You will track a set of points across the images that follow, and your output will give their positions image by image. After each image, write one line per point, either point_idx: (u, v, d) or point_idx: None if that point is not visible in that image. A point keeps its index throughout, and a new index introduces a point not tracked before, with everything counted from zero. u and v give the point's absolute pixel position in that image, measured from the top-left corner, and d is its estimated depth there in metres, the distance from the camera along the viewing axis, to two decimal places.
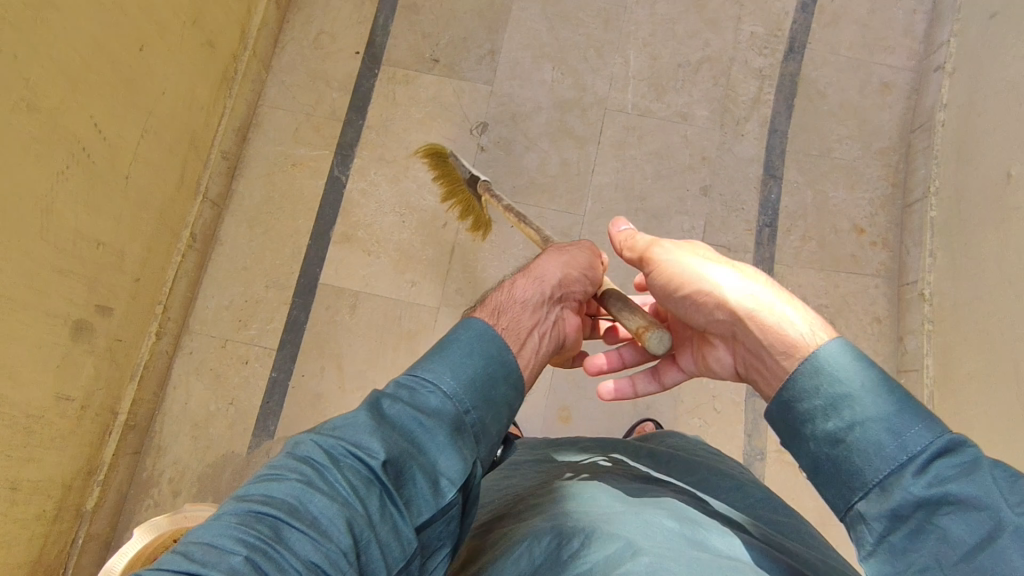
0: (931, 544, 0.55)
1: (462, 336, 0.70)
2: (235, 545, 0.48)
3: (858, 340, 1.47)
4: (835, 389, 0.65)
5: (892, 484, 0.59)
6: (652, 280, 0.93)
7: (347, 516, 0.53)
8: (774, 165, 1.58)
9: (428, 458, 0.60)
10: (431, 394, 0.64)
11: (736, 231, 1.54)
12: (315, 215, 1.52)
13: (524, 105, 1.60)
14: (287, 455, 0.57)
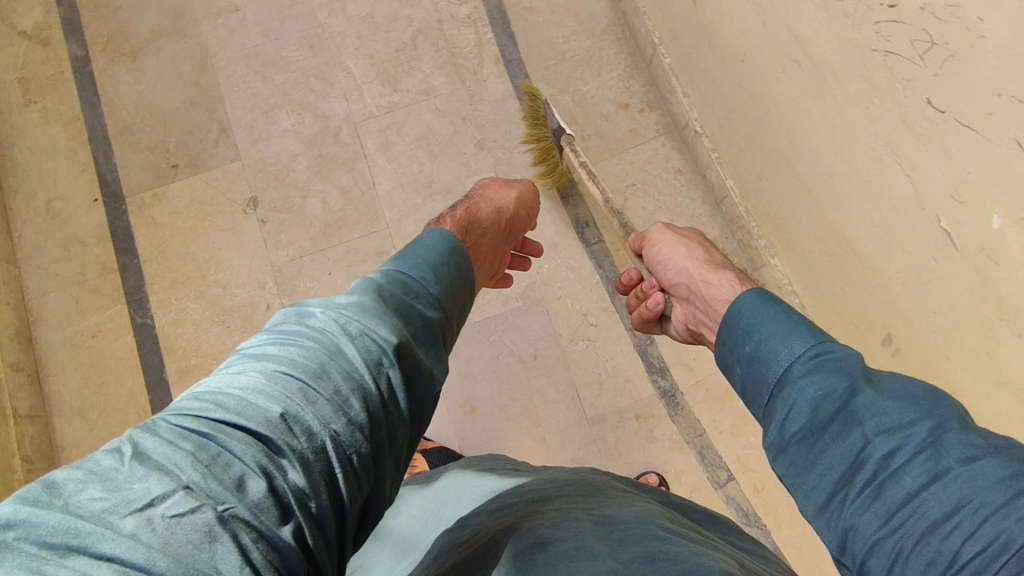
0: (816, 433, 0.68)
1: (434, 256, 0.85)
2: (264, 410, 0.58)
3: (673, 198, 1.56)
4: (746, 332, 0.81)
5: (785, 379, 0.73)
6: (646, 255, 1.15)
7: (358, 381, 0.64)
8: (526, 91, 1.63)
9: (419, 356, 0.73)
10: (411, 299, 0.78)
11: (525, 165, 1.58)
12: (141, 370, 1.45)
13: (280, 160, 1.57)
14: (291, 330, 0.67)
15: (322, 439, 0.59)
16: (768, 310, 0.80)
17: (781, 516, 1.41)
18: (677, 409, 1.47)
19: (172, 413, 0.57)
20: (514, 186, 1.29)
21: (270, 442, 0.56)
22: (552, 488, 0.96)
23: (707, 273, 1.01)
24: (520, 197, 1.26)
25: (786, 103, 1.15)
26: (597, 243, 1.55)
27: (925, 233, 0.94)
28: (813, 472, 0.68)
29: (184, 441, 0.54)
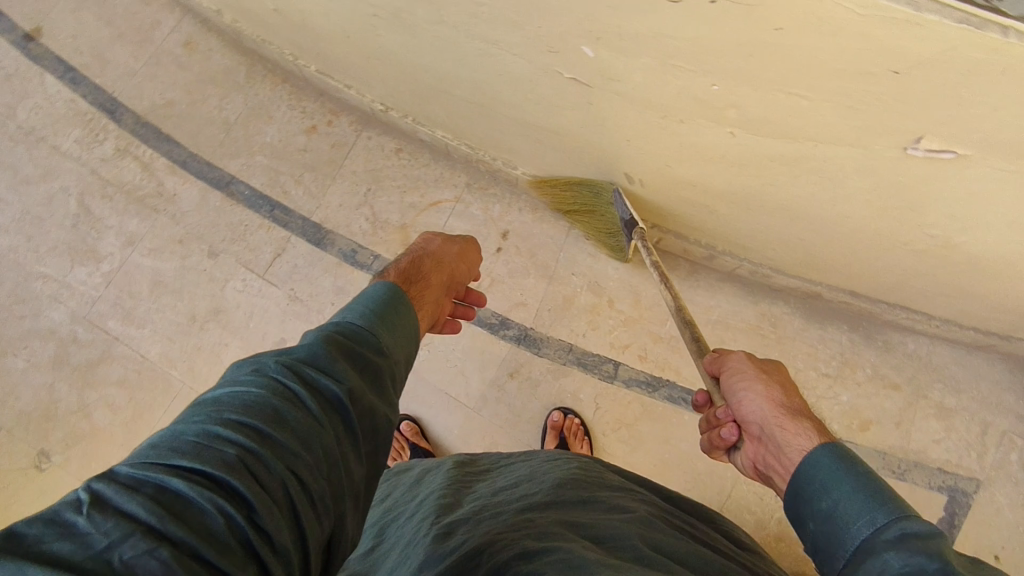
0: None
1: (383, 287, 0.81)
2: (220, 450, 0.51)
3: (408, 177, 1.55)
4: (816, 489, 0.66)
5: (866, 544, 0.59)
6: (745, 399, 0.80)
7: (316, 430, 0.58)
8: (218, 177, 1.55)
9: (375, 397, 0.68)
10: (366, 336, 0.73)
11: (264, 240, 1.52)
12: None
13: (35, 401, 1.42)
14: (245, 375, 0.61)
15: (282, 477, 0.53)
16: (842, 468, 0.64)
17: (674, 363, 1.47)
18: (538, 343, 1.48)
19: (134, 460, 0.49)
20: (456, 240, 1.12)
21: (228, 483, 0.50)
22: (540, 493, 0.87)
23: (783, 418, 0.75)
24: (463, 265, 1.09)
25: (402, 53, 1.14)
26: (376, 258, 1.50)
27: (564, 90, 0.96)
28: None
29: (143, 488, 0.47)
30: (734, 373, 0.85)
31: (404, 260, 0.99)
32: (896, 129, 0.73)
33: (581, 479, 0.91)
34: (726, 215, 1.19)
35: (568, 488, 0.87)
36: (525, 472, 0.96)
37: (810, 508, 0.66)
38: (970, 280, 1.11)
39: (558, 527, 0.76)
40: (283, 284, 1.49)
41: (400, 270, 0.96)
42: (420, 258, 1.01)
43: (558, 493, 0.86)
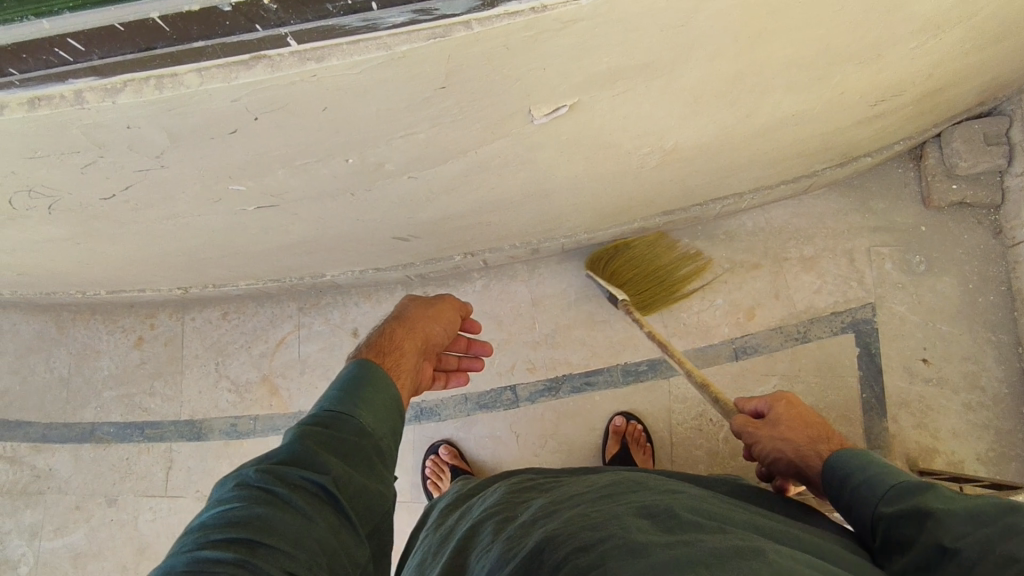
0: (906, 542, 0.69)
1: (354, 372, 0.89)
2: (213, 570, 0.57)
3: (247, 331, 1.56)
4: (839, 487, 0.81)
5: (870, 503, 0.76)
6: (784, 452, 0.92)
7: (307, 525, 0.66)
8: (81, 431, 1.56)
9: (361, 481, 0.75)
10: (343, 425, 0.80)
11: (151, 463, 1.52)
12: None
13: None
14: (229, 489, 0.68)
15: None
16: (847, 463, 0.82)
17: (561, 357, 1.48)
18: (437, 410, 1.51)
19: None
20: (432, 299, 1.19)
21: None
22: (591, 489, 0.85)
23: (797, 454, 0.90)
24: (445, 315, 1.17)
25: (139, 255, 1.15)
26: (257, 421, 1.52)
27: (266, 218, 0.99)
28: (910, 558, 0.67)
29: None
30: (755, 431, 0.95)
31: (375, 334, 1.05)
32: (507, 115, 0.77)
33: (635, 476, 0.89)
34: (498, 219, 1.22)
35: (621, 483, 0.85)
36: (585, 479, 0.94)
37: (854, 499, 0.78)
38: (728, 158, 1.14)
39: (612, 510, 0.73)
40: (189, 492, 1.50)
41: (376, 342, 1.03)
42: (392, 326, 1.08)
43: (610, 488, 0.84)
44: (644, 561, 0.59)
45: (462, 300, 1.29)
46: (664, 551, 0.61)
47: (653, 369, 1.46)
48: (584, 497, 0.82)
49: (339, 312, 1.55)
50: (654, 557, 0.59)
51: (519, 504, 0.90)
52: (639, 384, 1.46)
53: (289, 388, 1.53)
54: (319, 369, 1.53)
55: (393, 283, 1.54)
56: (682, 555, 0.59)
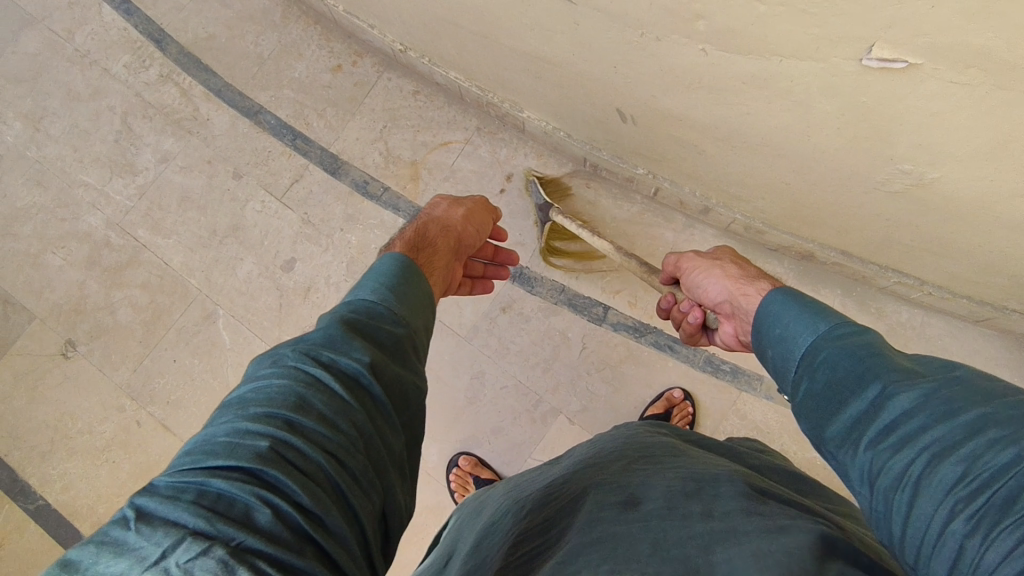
0: (827, 390, 0.70)
1: (387, 268, 0.86)
2: (253, 445, 0.57)
3: (424, 117, 1.62)
4: (774, 320, 0.82)
5: (808, 350, 0.75)
6: (713, 285, 1.02)
7: (342, 409, 0.64)
8: (247, 106, 1.65)
9: (398, 371, 0.73)
10: (380, 317, 0.78)
11: (284, 167, 1.62)
12: (62, 544, 1.46)
13: (71, 295, 1.57)
14: (266, 368, 0.68)
15: (320, 462, 0.59)
16: (790, 303, 0.82)
17: (662, 312, 1.50)
18: (532, 282, 1.53)
19: (181, 465, 0.56)
20: (465, 202, 1.23)
21: (268, 476, 0.55)
22: (624, 450, 0.88)
23: (745, 288, 0.96)
24: (475, 217, 1.21)
25: None
26: (386, 192, 1.59)
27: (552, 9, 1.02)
28: (833, 417, 0.68)
29: (183, 493, 0.52)
30: (694, 264, 1.07)
31: (407, 231, 1.07)
32: (849, 37, 0.77)
33: (670, 446, 0.89)
34: (712, 155, 1.22)
35: (663, 451, 0.86)
36: (611, 438, 0.97)
37: (779, 339, 0.80)
38: (956, 232, 1.10)
39: (649, 477, 0.75)
40: (298, 209, 1.59)
41: (410, 237, 1.05)
42: (427, 225, 1.11)
43: (643, 452, 0.87)
44: (688, 530, 0.61)
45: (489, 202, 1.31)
46: (702, 523, 0.61)
47: (734, 375, 1.46)
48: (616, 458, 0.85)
49: (508, 152, 1.59)
50: (695, 524, 0.61)
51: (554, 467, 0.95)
52: (712, 378, 1.46)
53: (428, 185, 1.59)
54: (461, 185, 1.58)
55: (568, 159, 1.57)
56: (731, 528, 0.60)
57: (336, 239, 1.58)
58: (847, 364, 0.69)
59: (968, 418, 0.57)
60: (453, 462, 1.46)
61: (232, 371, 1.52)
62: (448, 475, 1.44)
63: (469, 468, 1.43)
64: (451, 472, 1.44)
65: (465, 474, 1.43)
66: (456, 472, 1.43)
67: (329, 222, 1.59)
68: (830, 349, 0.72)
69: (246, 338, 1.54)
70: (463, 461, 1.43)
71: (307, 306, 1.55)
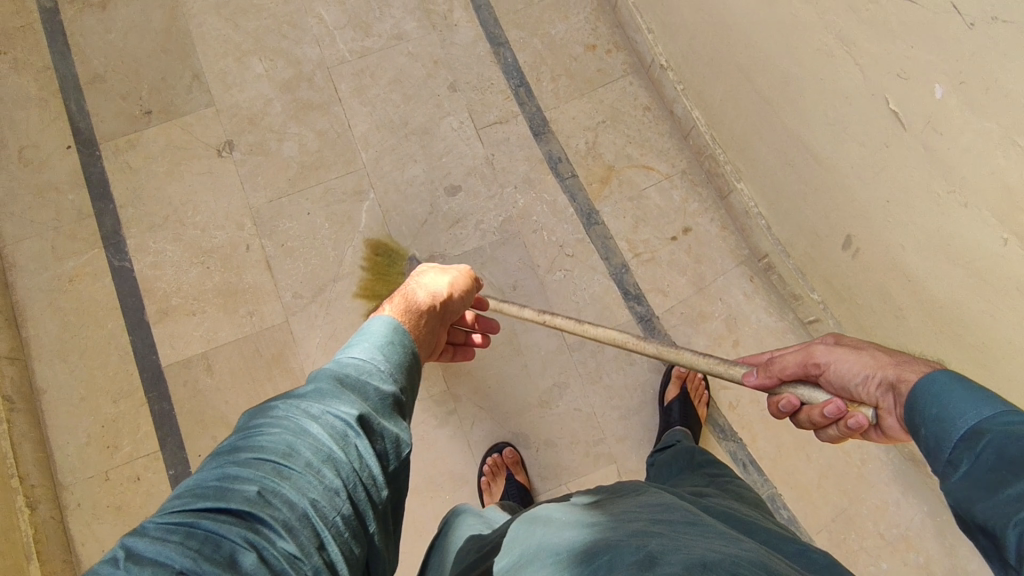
0: (992, 476, 0.54)
1: (387, 322, 0.80)
2: (241, 490, 0.54)
3: (642, 133, 1.59)
4: (934, 399, 0.65)
5: (975, 430, 0.59)
6: (841, 377, 0.78)
7: (330, 457, 0.60)
8: (495, 34, 1.64)
9: (388, 423, 0.69)
10: (376, 369, 0.73)
11: (497, 104, 1.60)
12: (121, 312, 1.44)
13: (255, 105, 1.57)
14: (255, 418, 0.64)
15: (304, 510, 0.56)
16: (955, 379, 0.64)
17: (755, 430, 1.46)
18: (655, 332, 1.50)
19: (171, 508, 0.54)
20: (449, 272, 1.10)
21: (256, 522, 0.53)
22: (642, 510, 0.77)
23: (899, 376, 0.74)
24: (458, 285, 1.08)
25: (747, 17, 1.18)
26: (572, 178, 1.57)
27: (877, 122, 1.01)
28: (987, 498, 0.53)
29: (172, 532, 0.50)
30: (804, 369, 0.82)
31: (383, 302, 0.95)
32: None
33: (687, 509, 0.77)
34: (912, 327, 1.17)
35: (682, 514, 0.75)
36: (642, 494, 0.85)
37: (943, 412, 0.62)
38: None
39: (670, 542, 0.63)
40: (489, 147, 1.57)
41: (399, 307, 0.92)
42: (409, 294, 0.98)
43: (659, 514, 0.75)
44: None
45: (469, 269, 1.16)
46: None
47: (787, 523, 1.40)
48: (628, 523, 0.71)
49: (700, 207, 1.55)
50: None
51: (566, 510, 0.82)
52: None
53: (613, 195, 1.56)
54: (641, 212, 1.55)
55: (751, 246, 1.52)
56: None
57: (506, 193, 1.55)
58: (1020, 446, 0.53)
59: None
60: (494, 448, 1.42)
61: (352, 252, 1.49)
62: (484, 457, 1.40)
63: (508, 461, 1.39)
64: (488, 456, 1.40)
65: (501, 465, 1.39)
66: (494, 457, 1.39)
67: (509, 175, 1.56)
68: (999, 427, 0.57)
69: (379, 231, 1.51)
70: (506, 451, 1.39)
71: (448, 235, 1.52)
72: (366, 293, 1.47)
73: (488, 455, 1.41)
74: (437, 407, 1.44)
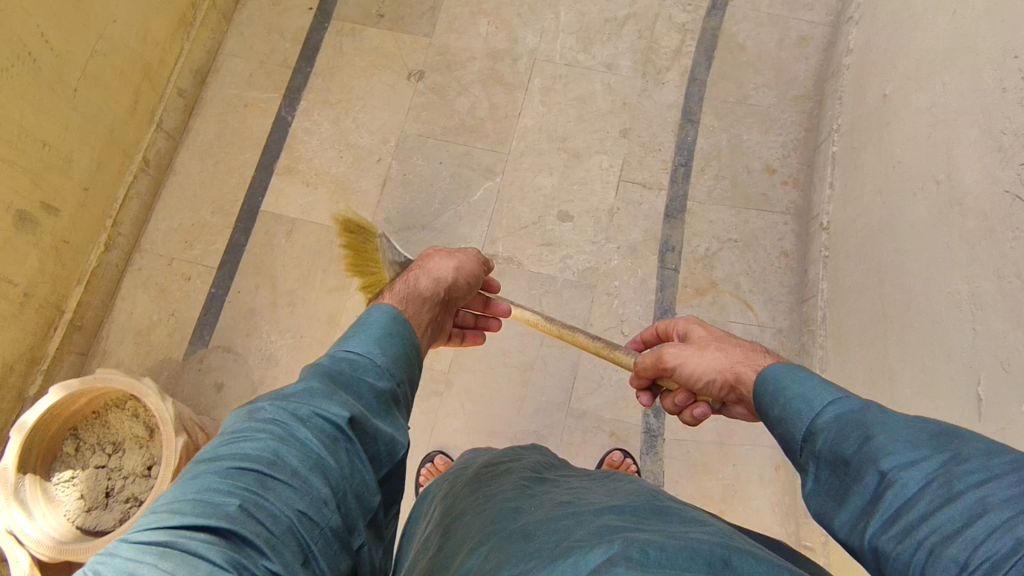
0: (835, 477, 0.66)
1: (382, 322, 0.86)
2: (223, 503, 0.57)
3: (765, 273, 1.52)
4: (775, 400, 0.78)
5: (812, 429, 0.70)
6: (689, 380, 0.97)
7: (319, 466, 0.65)
8: (692, 110, 1.64)
9: (378, 426, 0.74)
10: (368, 369, 0.79)
11: (652, 169, 1.61)
12: (261, 151, 1.65)
13: (460, 55, 1.71)
14: (241, 421, 0.67)
15: (289, 521, 0.59)
16: (799, 373, 0.78)
17: None
18: (651, 449, 1.43)
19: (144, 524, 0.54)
20: (456, 252, 1.19)
21: (237, 539, 0.55)
22: (594, 505, 0.77)
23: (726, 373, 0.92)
24: (465, 268, 1.16)
25: (910, 221, 1.09)
26: (672, 270, 1.53)
27: (960, 396, 0.90)
28: (841, 506, 0.64)
29: (149, 551, 0.51)
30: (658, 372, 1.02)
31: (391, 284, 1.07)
32: None
33: (671, 503, 0.78)
34: None
35: (653, 505, 0.76)
36: (605, 492, 0.84)
37: (783, 414, 0.76)
38: None
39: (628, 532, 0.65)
40: (618, 201, 1.58)
41: (403, 292, 1.03)
42: (416, 276, 1.08)
43: (609, 510, 0.75)
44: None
45: (485, 256, 1.27)
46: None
47: None
48: (577, 519, 0.71)
49: None
50: None
51: (536, 498, 0.81)
52: None
53: (700, 307, 1.50)
54: None
55: None
56: None
57: (606, 247, 1.56)
58: (851, 444, 0.64)
59: (959, 496, 0.54)
60: (428, 458, 1.43)
61: (451, 214, 1.59)
62: (418, 468, 1.41)
63: (442, 467, 1.40)
64: (422, 467, 1.41)
65: (436, 472, 1.39)
66: (427, 467, 1.40)
67: (620, 234, 1.56)
68: (828, 421, 0.69)
69: (483, 211, 1.59)
70: (439, 458, 1.41)
71: (535, 250, 1.56)
72: None
73: (422, 465, 1.43)
74: (430, 380, 1.49)
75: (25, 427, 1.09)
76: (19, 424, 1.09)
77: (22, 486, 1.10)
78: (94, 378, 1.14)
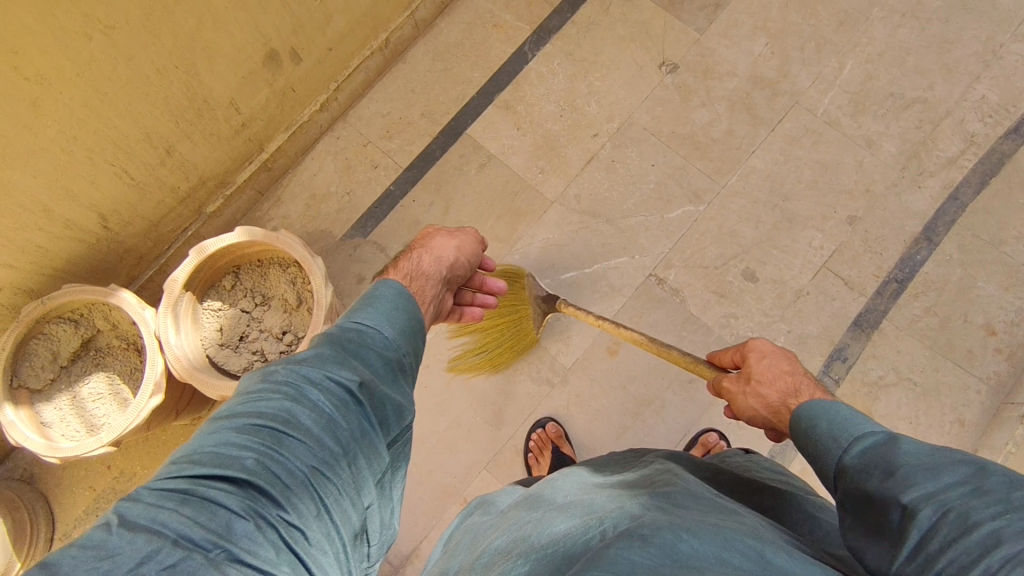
0: (860, 508, 0.64)
1: (388, 294, 0.85)
2: (235, 459, 0.60)
3: (929, 430, 1.38)
4: (806, 433, 0.76)
5: (841, 464, 0.69)
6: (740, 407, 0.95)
7: (330, 427, 0.68)
8: (936, 230, 1.47)
9: (390, 390, 0.76)
10: (377, 336, 0.79)
11: (863, 270, 1.46)
12: (490, 76, 1.62)
13: (722, 66, 1.58)
14: (254, 385, 0.69)
15: (301, 478, 0.62)
16: (841, 404, 0.76)
17: None
18: None
19: (164, 478, 0.58)
20: (448, 232, 1.14)
21: (252, 490, 0.59)
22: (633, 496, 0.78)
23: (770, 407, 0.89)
24: (466, 248, 1.13)
25: None
26: (833, 381, 1.42)
27: None
28: (865, 538, 0.62)
29: (168, 499, 0.55)
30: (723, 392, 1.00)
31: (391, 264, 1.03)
32: None
33: (731, 504, 0.73)
34: None
35: (715, 505, 0.71)
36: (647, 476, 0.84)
37: (812, 447, 0.75)
38: None
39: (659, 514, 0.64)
40: (813, 286, 1.46)
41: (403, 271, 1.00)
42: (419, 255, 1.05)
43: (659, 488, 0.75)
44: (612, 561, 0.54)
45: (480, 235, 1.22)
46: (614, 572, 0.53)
47: None
48: (600, 501, 0.73)
49: None
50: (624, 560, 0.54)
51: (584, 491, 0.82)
52: None
53: None
54: None
55: None
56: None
57: (777, 325, 1.45)
58: (875, 478, 0.64)
59: (977, 530, 0.54)
60: (538, 423, 1.43)
61: (640, 220, 1.52)
62: (528, 432, 1.41)
63: (552, 437, 1.39)
64: (533, 431, 1.41)
65: (545, 441, 1.39)
66: (539, 433, 1.40)
67: (797, 319, 1.45)
68: (857, 454, 0.68)
69: (673, 233, 1.51)
70: (551, 427, 1.40)
71: (705, 294, 1.47)
72: (612, 253, 1.51)
73: (532, 430, 1.42)
74: (548, 368, 1.46)
75: (204, 253, 1.16)
76: (200, 247, 1.16)
77: (181, 302, 1.17)
78: (275, 238, 1.17)
